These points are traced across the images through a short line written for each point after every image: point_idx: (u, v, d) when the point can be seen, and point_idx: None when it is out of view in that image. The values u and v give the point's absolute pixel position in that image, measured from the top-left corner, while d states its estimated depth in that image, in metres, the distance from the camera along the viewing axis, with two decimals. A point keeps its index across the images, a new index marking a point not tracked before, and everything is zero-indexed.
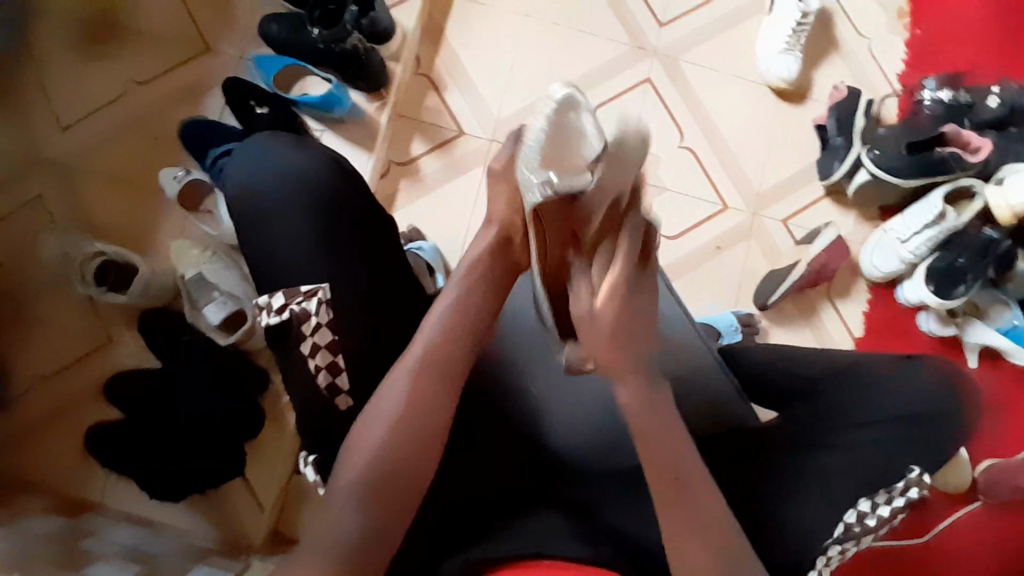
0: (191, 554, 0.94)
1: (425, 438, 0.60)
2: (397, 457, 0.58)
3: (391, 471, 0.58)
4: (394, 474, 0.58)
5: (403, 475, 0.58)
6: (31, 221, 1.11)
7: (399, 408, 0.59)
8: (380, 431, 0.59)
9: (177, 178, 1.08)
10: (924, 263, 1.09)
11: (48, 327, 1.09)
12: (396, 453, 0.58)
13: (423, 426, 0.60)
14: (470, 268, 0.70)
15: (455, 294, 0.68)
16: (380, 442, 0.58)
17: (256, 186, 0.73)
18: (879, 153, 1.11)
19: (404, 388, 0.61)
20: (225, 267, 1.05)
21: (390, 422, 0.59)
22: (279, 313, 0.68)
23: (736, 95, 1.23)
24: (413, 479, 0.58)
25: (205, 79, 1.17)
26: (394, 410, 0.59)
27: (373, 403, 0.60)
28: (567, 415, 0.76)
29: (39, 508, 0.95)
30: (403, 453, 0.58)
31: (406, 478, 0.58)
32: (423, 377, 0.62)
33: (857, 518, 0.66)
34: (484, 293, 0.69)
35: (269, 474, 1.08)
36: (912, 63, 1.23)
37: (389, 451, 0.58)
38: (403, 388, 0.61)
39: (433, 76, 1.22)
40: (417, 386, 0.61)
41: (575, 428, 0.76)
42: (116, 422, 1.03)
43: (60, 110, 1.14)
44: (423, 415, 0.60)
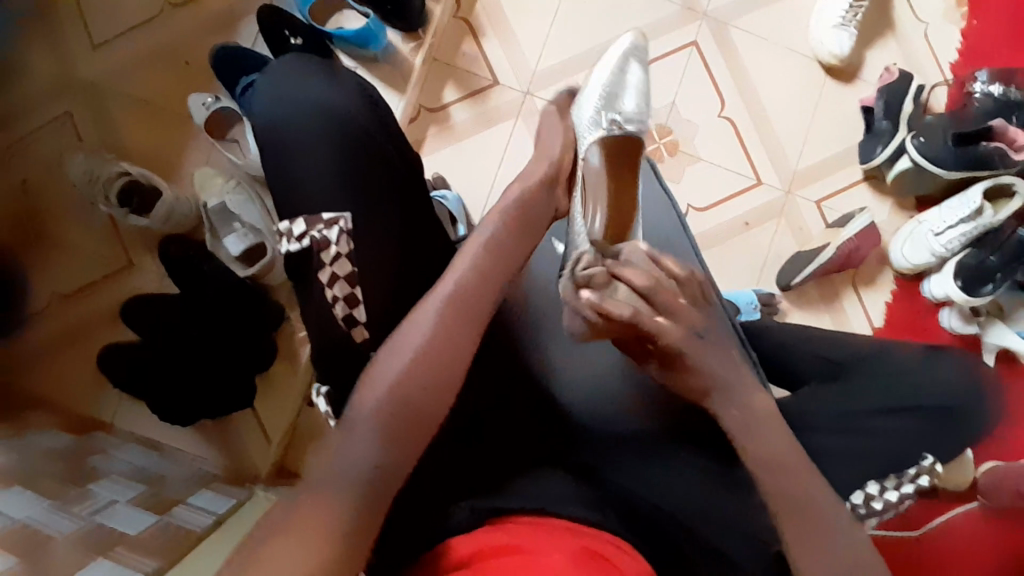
0: (196, 478, 0.96)
1: (445, 385, 0.58)
2: (415, 394, 0.56)
3: (411, 409, 0.56)
4: (415, 411, 0.56)
5: (423, 412, 0.56)
6: (59, 137, 1.11)
7: (423, 345, 0.59)
8: (402, 364, 0.57)
9: (207, 104, 1.07)
10: (954, 259, 1.07)
11: (67, 246, 1.10)
12: (415, 389, 0.56)
13: (448, 370, 0.59)
14: (512, 221, 0.70)
15: (490, 241, 0.67)
16: (404, 371, 0.57)
17: (281, 119, 0.70)
18: (925, 141, 1.07)
19: (432, 326, 0.60)
20: (247, 199, 1.04)
21: (414, 357, 0.58)
22: (299, 241, 0.68)
23: (782, 67, 1.19)
24: (430, 417, 0.56)
25: (240, 4, 1.14)
26: (418, 346, 0.59)
27: (399, 337, 0.59)
28: (579, 387, 0.78)
29: (55, 421, 0.98)
30: (424, 392, 0.57)
31: (425, 417, 0.56)
32: (450, 321, 0.61)
33: (864, 501, 0.71)
34: (521, 242, 0.69)
35: (279, 408, 1.09)
36: (966, 52, 1.18)
37: (409, 384, 0.56)
38: (429, 328, 0.60)
39: (471, 21, 1.18)
40: (445, 327, 0.60)
41: (589, 377, 0.78)
42: (132, 345, 1.04)
43: (91, 24, 1.12)
44: (447, 358, 0.59)
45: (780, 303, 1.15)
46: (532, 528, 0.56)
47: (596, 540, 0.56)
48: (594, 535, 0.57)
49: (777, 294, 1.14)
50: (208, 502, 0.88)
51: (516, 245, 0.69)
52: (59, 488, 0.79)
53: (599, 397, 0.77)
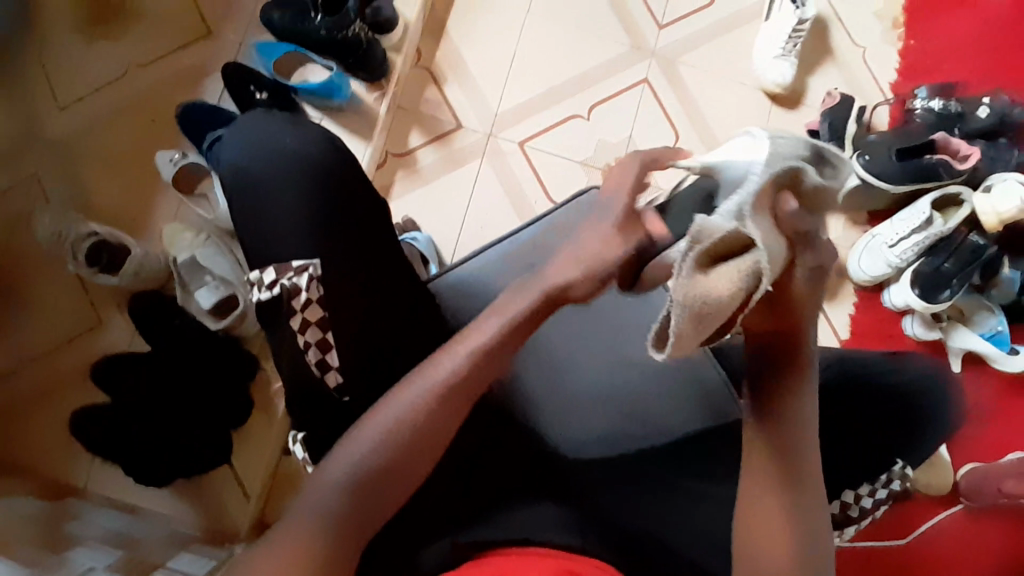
0: (175, 540, 0.93)
1: (420, 460, 0.56)
2: (387, 462, 0.55)
3: (384, 472, 0.55)
4: (383, 482, 0.55)
5: (394, 483, 0.55)
6: (25, 202, 1.10)
7: (405, 422, 0.56)
8: (377, 433, 0.55)
9: (174, 160, 1.08)
10: (910, 269, 1.11)
11: (37, 310, 1.08)
12: (389, 457, 0.55)
13: (426, 442, 0.56)
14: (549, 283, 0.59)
15: (509, 318, 0.59)
16: (381, 446, 0.55)
17: (250, 172, 0.71)
18: (870, 159, 1.13)
19: (415, 400, 0.56)
20: (216, 252, 1.05)
21: (393, 433, 0.55)
22: (270, 288, 0.69)
23: (732, 97, 1.24)
24: (400, 488, 0.55)
25: (204, 63, 1.16)
26: (398, 416, 0.56)
27: (381, 409, 0.56)
28: (576, 425, 0.73)
29: (24, 489, 0.94)
30: (399, 466, 0.55)
31: (396, 487, 0.55)
32: (436, 399, 0.57)
33: (841, 509, 0.73)
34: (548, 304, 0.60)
35: (257, 460, 1.07)
36: (903, 72, 1.25)
37: (382, 452, 0.55)
38: (414, 399, 0.56)
39: (432, 69, 1.22)
40: (430, 403, 0.56)
41: (589, 416, 0.74)
42: (103, 406, 1.03)
43: (56, 90, 1.14)
44: (429, 439, 0.56)
45: None
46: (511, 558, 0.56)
47: (579, 563, 0.56)
48: (578, 560, 0.57)
49: None
50: (189, 564, 0.85)
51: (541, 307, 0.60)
52: (33, 557, 0.76)
53: (609, 442, 0.73)
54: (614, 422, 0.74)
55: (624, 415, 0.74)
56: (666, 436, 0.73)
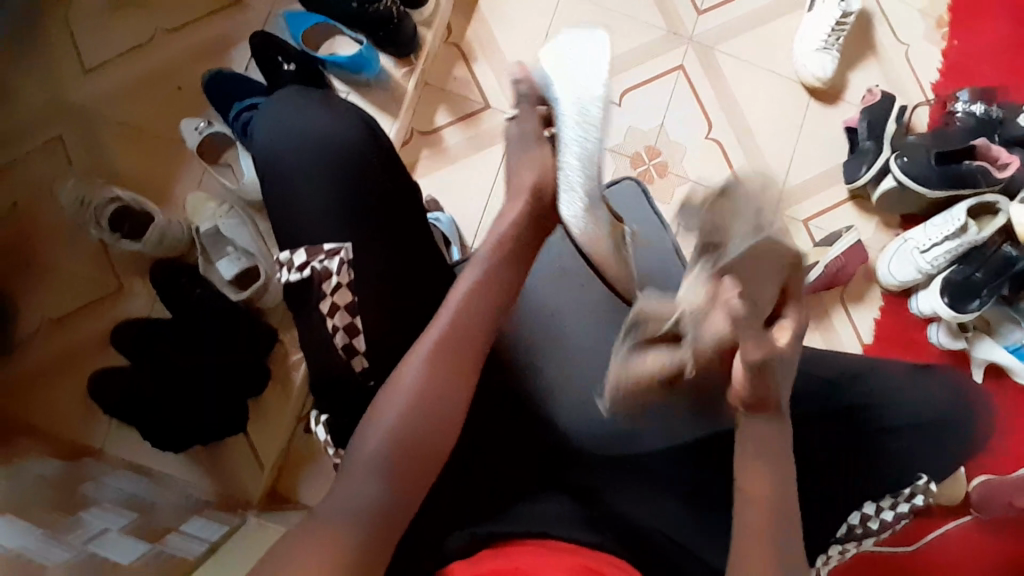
0: (189, 506, 0.94)
1: (439, 428, 0.58)
2: (412, 433, 0.56)
3: (412, 444, 0.56)
4: (409, 449, 0.56)
5: (423, 451, 0.56)
6: (51, 163, 1.11)
7: (419, 386, 0.58)
8: (399, 404, 0.57)
9: (199, 129, 1.07)
10: (941, 275, 1.09)
11: (62, 272, 1.09)
12: (415, 427, 0.57)
13: (445, 402, 0.58)
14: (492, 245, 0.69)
15: (484, 274, 0.66)
16: (401, 412, 0.57)
17: (282, 145, 0.70)
18: (908, 161, 1.09)
19: (422, 366, 0.59)
20: (239, 223, 1.04)
21: (410, 398, 0.58)
22: (300, 270, 0.68)
23: (768, 89, 1.21)
24: (429, 455, 0.57)
25: (232, 31, 1.15)
26: (412, 387, 0.58)
27: (396, 377, 0.59)
28: (587, 422, 0.73)
29: (44, 448, 0.96)
30: (422, 432, 0.57)
31: (426, 456, 0.56)
32: (442, 360, 0.60)
33: (860, 521, 0.70)
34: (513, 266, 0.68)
35: (272, 433, 1.08)
36: (948, 73, 1.21)
37: (407, 426, 0.56)
38: (423, 364, 0.59)
39: (462, 47, 1.19)
40: (435, 363, 0.60)
41: (606, 414, 0.73)
42: (124, 370, 1.04)
43: (84, 51, 1.13)
44: (444, 396, 0.58)
45: None
46: (518, 554, 0.56)
47: (592, 559, 0.56)
48: (593, 556, 0.57)
49: None
50: (201, 530, 0.86)
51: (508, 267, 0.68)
52: (49, 516, 0.78)
53: (624, 438, 0.72)
54: (628, 421, 0.72)
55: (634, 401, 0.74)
56: (681, 437, 0.72)
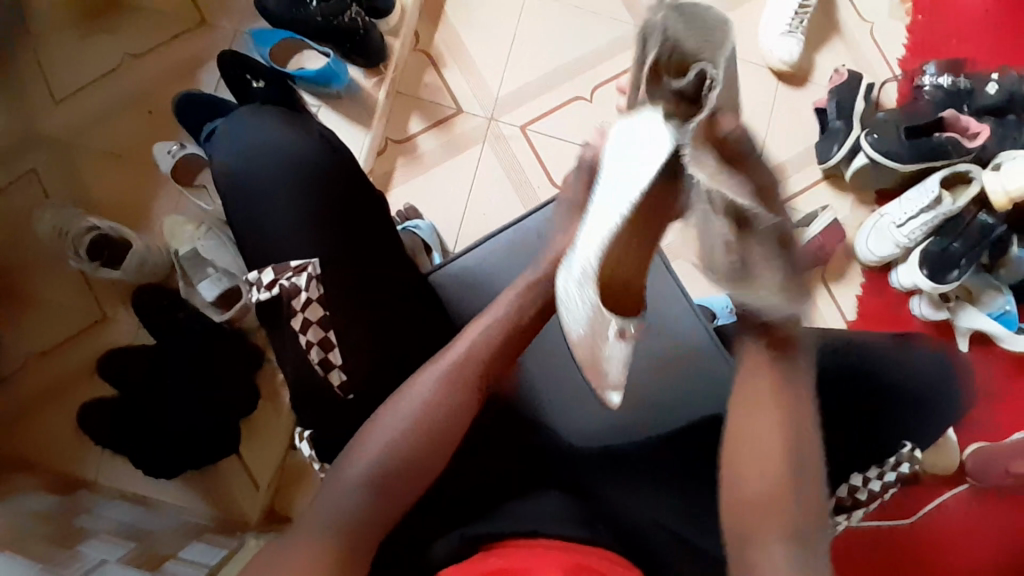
0: (186, 530, 0.94)
1: (435, 451, 0.58)
2: (405, 455, 0.56)
3: (401, 467, 0.56)
4: (398, 471, 0.56)
5: (412, 471, 0.56)
6: (24, 196, 1.10)
7: (418, 410, 0.58)
8: (395, 428, 0.57)
9: (172, 152, 1.07)
10: (918, 248, 1.10)
11: (43, 305, 1.08)
12: (406, 450, 0.56)
13: (442, 430, 0.58)
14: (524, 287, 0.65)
15: (511, 310, 0.64)
16: (394, 436, 0.56)
17: (251, 167, 0.71)
18: (878, 138, 1.11)
19: (427, 397, 0.58)
20: (218, 244, 1.04)
21: (406, 423, 0.57)
22: (270, 289, 0.68)
23: (737, 76, 1.22)
24: (416, 477, 0.56)
25: (199, 52, 1.15)
26: (412, 411, 0.58)
27: (394, 401, 0.59)
28: (576, 418, 0.74)
29: (35, 484, 0.95)
30: (413, 455, 0.56)
31: (414, 475, 0.56)
32: (450, 394, 0.59)
33: (849, 491, 0.73)
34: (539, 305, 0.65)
35: (265, 452, 1.08)
36: (912, 48, 1.23)
37: (402, 448, 0.56)
38: (429, 393, 0.59)
39: (431, 53, 1.20)
40: (443, 393, 0.59)
41: (595, 410, 0.74)
42: (112, 400, 1.03)
43: (51, 82, 1.12)
44: (442, 425, 0.58)
45: (755, 305, 1.16)
46: (510, 553, 0.56)
47: (589, 556, 0.56)
48: (589, 553, 0.57)
49: None
50: (200, 554, 0.86)
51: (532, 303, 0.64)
52: (45, 551, 0.77)
53: (616, 431, 0.73)
54: (618, 418, 0.73)
55: (640, 409, 0.73)
56: (668, 427, 0.73)
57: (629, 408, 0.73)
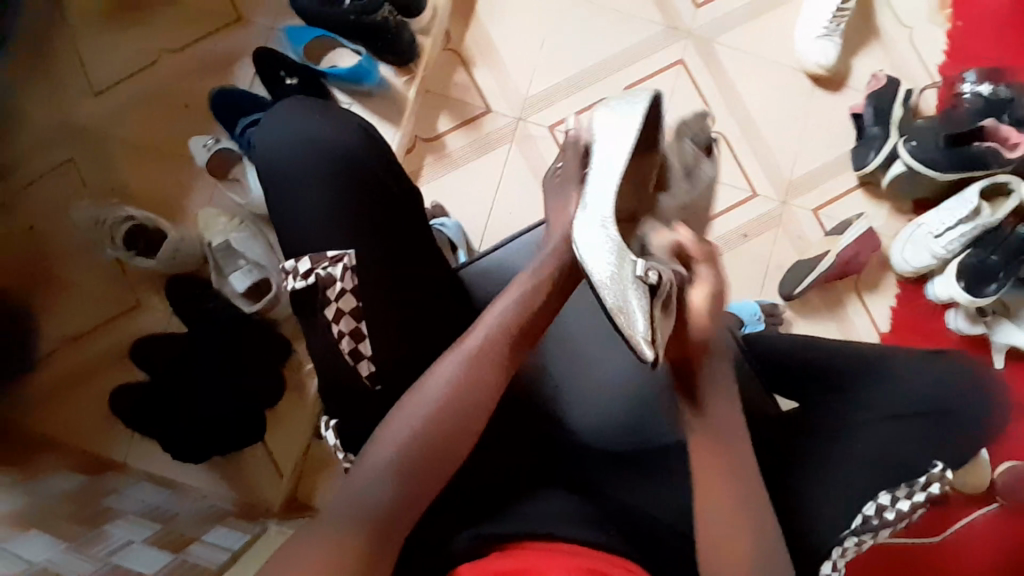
0: (210, 515, 0.96)
1: (459, 432, 0.58)
2: (430, 440, 0.57)
3: (424, 455, 0.56)
4: (421, 458, 0.56)
5: (435, 459, 0.57)
6: (67, 186, 1.13)
7: (439, 398, 0.58)
8: (417, 416, 0.57)
9: (208, 146, 1.10)
10: (955, 260, 1.07)
11: (81, 291, 1.12)
12: (428, 438, 0.57)
13: (463, 416, 0.58)
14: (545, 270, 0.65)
15: (529, 294, 0.64)
16: (416, 425, 0.57)
17: (285, 158, 0.71)
18: (916, 145, 1.09)
19: (450, 381, 0.59)
20: (249, 237, 1.06)
21: (427, 411, 0.57)
22: (305, 277, 0.69)
23: (770, 80, 1.20)
24: (439, 464, 0.57)
25: (236, 48, 1.17)
26: (434, 399, 0.58)
27: (415, 390, 0.59)
28: (595, 418, 0.73)
29: (69, 464, 0.98)
30: (435, 442, 0.57)
31: (438, 463, 0.57)
32: (473, 378, 0.59)
33: (876, 511, 0.67)
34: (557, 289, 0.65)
35: (289, 441, 1.10)
36: (953, 54, 1.19)
37: (427, 434, 0.57)
38: (452, 377, 0.59)
39: (461, 52, 1.20)
40: (464, 380, 0.59)
41: (613, 412, 0.73)
42: (143, 384, 1.06)
43: (94, 76, 1.16)
44: (463, 411, 0.58)
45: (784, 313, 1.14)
46: (523, 555, 0.56)
47: (601, 561, 0.56)
48: (601, 559, 0.57)
49: (781, 303, 1.14)
50: (222, 538, 0.88)
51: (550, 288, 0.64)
52: (74, 530, 0.80)
53: (632, 435, 0.72)
54: (634, 420, 0.72)
55: (633, 403, 0.73)
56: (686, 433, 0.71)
57: (647, 411, 0.72)
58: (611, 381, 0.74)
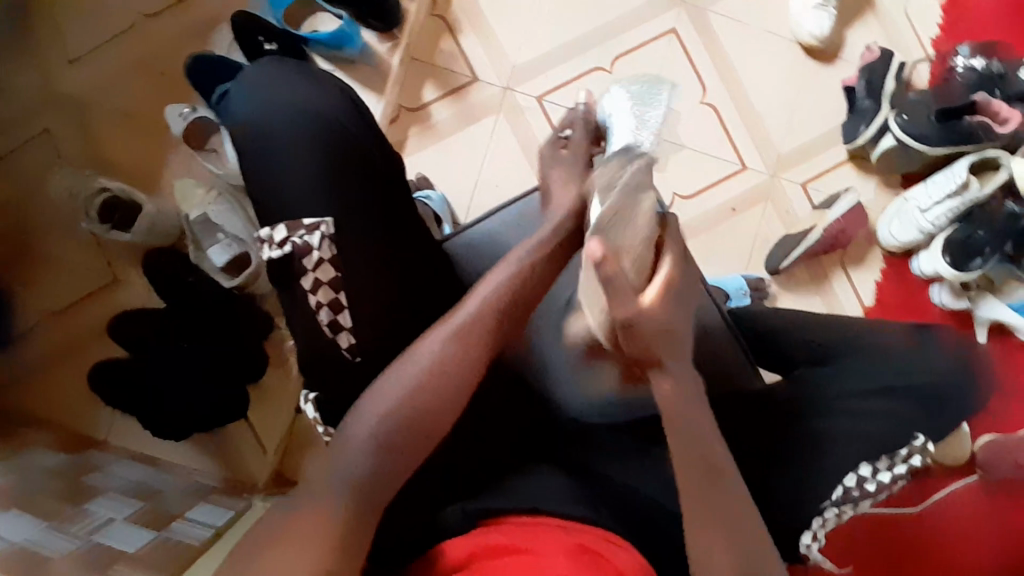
0: (193, 491, 0.95)
1: (448, 400, 0.57)
2: (419, 408, 0.56)
3: (413, 424, 0.55)
4: (409, 428, 0.55)
5: (422, 428, 0.56)
6: (39, 155, 1.09)
7: (430, 366, 0.57)
8: (407, 384, 0.56)
9: (184, 115, 1.05)
10: (941, 235, 1.07)
11: (55, 264, 1.09)
12: (418, 407, 0.56)
13: (453, 385, 0.57)
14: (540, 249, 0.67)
15: (519, 267, 0.65)
16: (405, 393, 0.56)
17: (270, 124, 0.69)
18: (907, 119, 1.08)
19: (438, 348, 0.58)
20: (230, 210, 1.03)
21: (416, 379, 0.57)
22: (281, 247, 0.67)
23: (763, 50, 1.18)
24: (426, 434, 0.56)
25: (212, 12, 1.12)
26: (424, 367, 0.57)
27: (406, 357, 0.58)
28: (584, 393, 0.73)
29: (47, 440, 0.96)
30: (424, 410, 0.56)
31: (425, 432, 0.56)
32: (462, 346, 0.59)
33: (856, 483, 0.68)
34: (550, 265, 0.67)
35: (273, 416, 1.08)
36: (947, 26, 1.18)
37: (416, 401, 0.56)
38: (440, 346, 0.58)
39: (448, 18, 1.16)
40: (456, 349, 0.58)
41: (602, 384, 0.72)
42: (122, 361, 1.04)
43: (64, 40, 1.11)
44: (452, 380, 0.57)
45: (770, 287, 1.14)
46: (510, 528, 0.56)
47: (590, 536, 0.55)
48: (587, 531, 0.57)
49: (766, 278, 1.14)
50: (206, 515, 0.87)
51: (544, 264, 0.66)
52: (54, 508, 0.78)
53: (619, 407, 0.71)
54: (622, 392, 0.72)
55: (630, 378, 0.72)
56: None
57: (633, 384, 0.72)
58: None
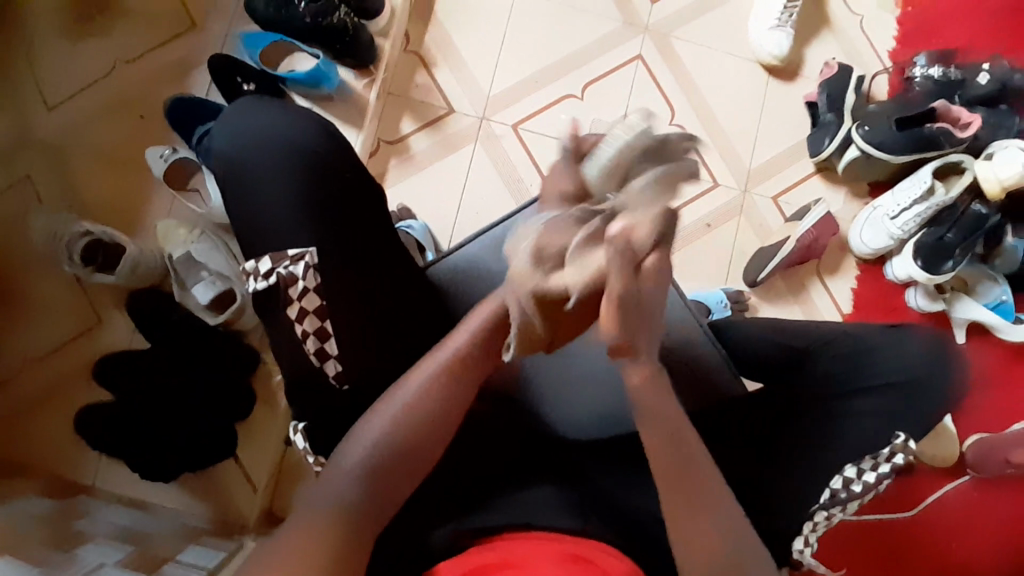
0: (183, 533, 0.94)
1: (431, 434, 0.58)
2: (401, 442, 0.57)
3: (399, 453, 0.56)
4: (395, 459, 0.56)
5: (406, 459, 0.57)
6: (21, 202, 1.10)
7: (415, 401, 0.58)
8: (393, 416, 0.57)
9: (165, 156, 1.08)
10: (912, 240, 1.10)
11: (39, 310, 1.09)
12: (404, 439, 0.57)
13: (439, 420, 0.59)
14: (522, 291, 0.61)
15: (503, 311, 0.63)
16: (389, 426, 0.57)
17: (242, 157, 0.70)
18: (869, 129, 1.11)
19: (423, 387, 0.59)
20: (212, 248, 1.05)
21: (400, 412, 0.58)
22: (266, 278, 0.68)
23: (728, 71, 1.22)
24: (412, 467, 0.57)
25: (189, 57, 1.15)
26: (409, 402, 0.58)
27: (392, 392, 0.59)
28: (577, 416, 0.74)
29: (33, 488, 0.95)
30: (410, 441, 0.57)
31: (408, 463, 0.57)
32: (450, 379, 0.60)
33: (843, 484, 0.69)
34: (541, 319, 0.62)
35: (261, 454, 1.08)
36: (902, 40, 1.23)
37: (396, 438, 0.57)
38: (425, 385, 0.59)
39: (422, 53, 1.20)
40: (442, 385, 0.59)
41: (592, 407, 0.75)
42: (108, 405, 1.03)
43: (45, 89, 1.13)
44: (436, 416, 0.59)
45: (750, 300, 1.16)
46: (502, 546, 0.55)
47: (584, 546, 0.56)
48: (579, 542, 0.56)
49: (746, 290, 1.16)
50: (197, 556, 0.85)
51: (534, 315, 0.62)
52: (42, 554, 0.77)
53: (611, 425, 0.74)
54: (612, 413, 0.74)
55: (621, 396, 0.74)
56: None
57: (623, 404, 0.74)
58: (589, 379, 0.75)
